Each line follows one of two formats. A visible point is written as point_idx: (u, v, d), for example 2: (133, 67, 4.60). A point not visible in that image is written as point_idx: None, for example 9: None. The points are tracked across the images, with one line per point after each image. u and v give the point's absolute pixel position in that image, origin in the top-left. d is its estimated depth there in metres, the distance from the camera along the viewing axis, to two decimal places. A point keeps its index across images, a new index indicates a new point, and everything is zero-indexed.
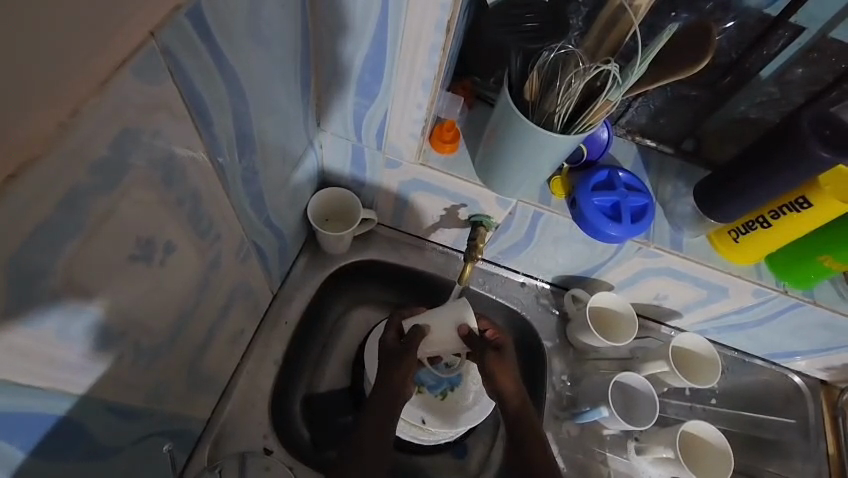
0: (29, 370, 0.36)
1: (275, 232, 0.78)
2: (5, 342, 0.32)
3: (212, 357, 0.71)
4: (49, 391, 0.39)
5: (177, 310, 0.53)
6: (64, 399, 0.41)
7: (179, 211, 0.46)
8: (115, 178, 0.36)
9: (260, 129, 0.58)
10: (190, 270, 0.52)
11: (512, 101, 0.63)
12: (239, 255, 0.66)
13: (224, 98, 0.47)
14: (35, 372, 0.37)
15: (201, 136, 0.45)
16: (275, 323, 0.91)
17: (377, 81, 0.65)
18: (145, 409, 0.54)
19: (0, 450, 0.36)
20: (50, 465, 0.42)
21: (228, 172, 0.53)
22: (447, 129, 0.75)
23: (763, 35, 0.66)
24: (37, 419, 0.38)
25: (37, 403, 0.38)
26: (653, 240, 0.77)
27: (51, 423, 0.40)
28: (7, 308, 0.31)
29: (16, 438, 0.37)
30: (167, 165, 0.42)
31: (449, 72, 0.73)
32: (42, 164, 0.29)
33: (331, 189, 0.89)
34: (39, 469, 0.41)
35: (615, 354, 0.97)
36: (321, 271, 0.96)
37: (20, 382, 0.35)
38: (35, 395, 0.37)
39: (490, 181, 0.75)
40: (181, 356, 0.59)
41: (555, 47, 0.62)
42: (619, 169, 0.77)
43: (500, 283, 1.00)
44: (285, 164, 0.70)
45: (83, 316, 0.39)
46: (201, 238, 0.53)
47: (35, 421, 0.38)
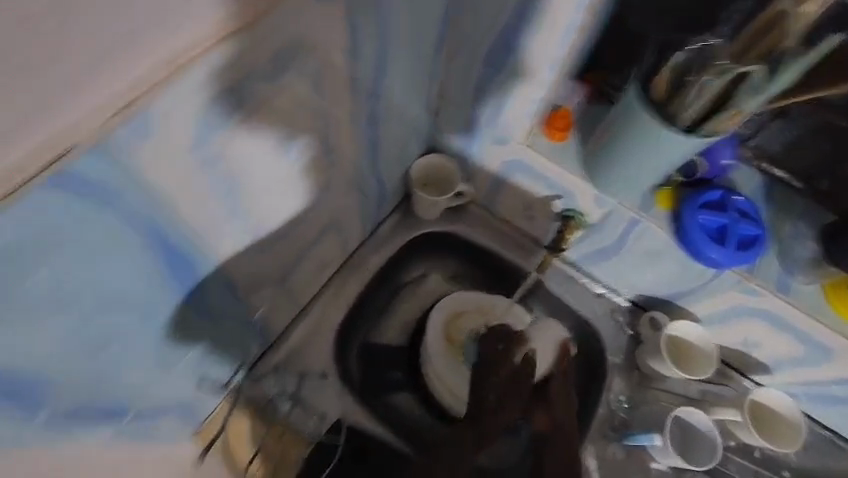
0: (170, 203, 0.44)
1: (379, 181, 0.84)
2: (151, 172, 0.40)
3: (299, 275, 0.79)
4: (177, 227, 0.47)
5: (286, 215, 0.60)
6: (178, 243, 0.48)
7: (312, 125, 0.53)
8: (276, 76, 0.43)
9: (390, 75, 0.63)
10: (307, 182, 0.60)
11: (637, 94, 0.62)
12: (346, 188, 0.73)
13: (373, 35, 0.53)
14: (174, 211, 0.45)
15: (346, 63, 0.52)
16: (357, 267, 0.97)
17: (506, 56, 0.68)
18: (243, 293, 0.63)
19: (117, 268, 0.44)
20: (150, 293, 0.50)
21: (358, 106, 0.60)
22: (561, 117, 0.77)
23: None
24: (148, 251, 0.46)
25: (156, 236, 0.45)
26: (757, 275, 0.73)
27: (192, 263, 0.52)
28: (155, 146, 0.39)
29: (130, 259, 0.45)
30: (315, 80, 0.48)
31: (578, 62, 0.74)
32: None
33: (436, 157, 0.94)
34: (149, 292, 0.50)
35: (683, 391, 0.91)
36: (406, 231, 1.01)
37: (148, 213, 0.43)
38: (157, 228, 0.45)
39: (593, 176, 0.75)
40: (278, 259, 0.67)
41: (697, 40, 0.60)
42: (736, 192, 0.73)
43: (575, 288, 0.98)
44: (402, 119, 0.76)
45: (225, 182, 0.48)
46: (322, 158, 0.60)
47: (147, 250, 0.46)
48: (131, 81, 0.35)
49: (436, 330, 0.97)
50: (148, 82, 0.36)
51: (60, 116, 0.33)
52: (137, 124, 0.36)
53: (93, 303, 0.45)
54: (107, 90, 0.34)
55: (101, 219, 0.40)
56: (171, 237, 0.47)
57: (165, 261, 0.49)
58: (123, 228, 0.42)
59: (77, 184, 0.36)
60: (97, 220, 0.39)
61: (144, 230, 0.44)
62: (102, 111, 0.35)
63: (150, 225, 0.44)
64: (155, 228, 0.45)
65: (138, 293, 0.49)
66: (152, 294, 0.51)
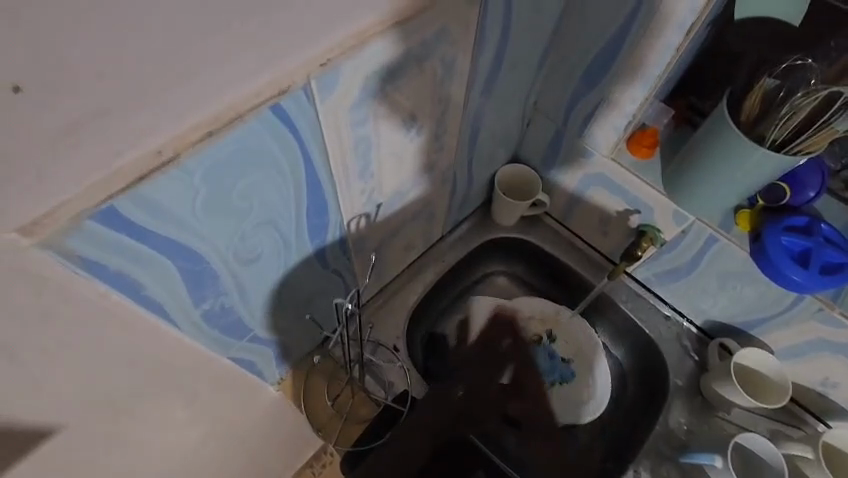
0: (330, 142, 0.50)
1: (469, 178, 0.93)
2: (326, 112, 0.46)
3: (389, 252, 0.88)
4: (325, 164, 0.52)
5: (397, 187, 0.70)
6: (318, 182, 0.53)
7: (435, 110, 0.63)
8: (424, 59, 0.53)
9: (501, 78, 0.72)
10: (419, 161, 0.70)
11: (728, 112, 0.67)
12: (443, 177, 0.82)
13: (496, 40, 0.63)
14: (325, 151, 0.50)
15: (472, 60, 0.62)
16: (436, 258, 1.04)
17: (605, 72, 0.75)
18: (349, 252, 0.73)
19: (265, 202, 0.49)
20: (282, 231, 0.54)
21: (470, 102, 0.70)
22: (648, 136, 0.81)
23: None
24: (293, 188, 0.50)
25: (301, 175, 0.50)
26: (840, 304, 0.72)
27: (324, 216, 0.59)
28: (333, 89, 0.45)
29: (277, 194, 0.49)
30: (448, 69, 0.58)
31: (670, 85, 0.80)
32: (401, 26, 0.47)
33: (520, 166, 1.01)
34: (284, 230, 0.55)
35: (747, 425, 0.90)
36: (484, 233, 1.08)
37: (306, 147, 0.48)
38: (307, 166, 0.50)
39: (675, 190, 0.79)
40: (380, 228, 0.77)
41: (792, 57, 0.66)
42: (821, 220, 0.74)
43: (643, 306, 1.00)
44: (500, 123, 0.85)
45: (366, 144, 0.56)
46: (434, 142, 0.69)
47: (290, 188, 0.50)
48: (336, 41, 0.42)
49: (501, 327, 1.02)
50: (342, 49, 0.43)
51: (291, 60, 0.40)
52: (332, 75, 0.44)
53: (257, 235, 0.52)
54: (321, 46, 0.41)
55: (287, 157, 0.47)
56: (320, 185, 0.54)
57: (310, 207, 0.56)
58: (297, 169, 0.49)
59: (285, 119, 0.43)
60: (286, 157, 0.46)
61: (307, 176, 0.51)
62: (313, 63, 0.42)
63: (313, 170, 0.51)
64: (314, 174, 0.52)
65: (287, 234, 0.56)
66: (292, 239, 0.57)
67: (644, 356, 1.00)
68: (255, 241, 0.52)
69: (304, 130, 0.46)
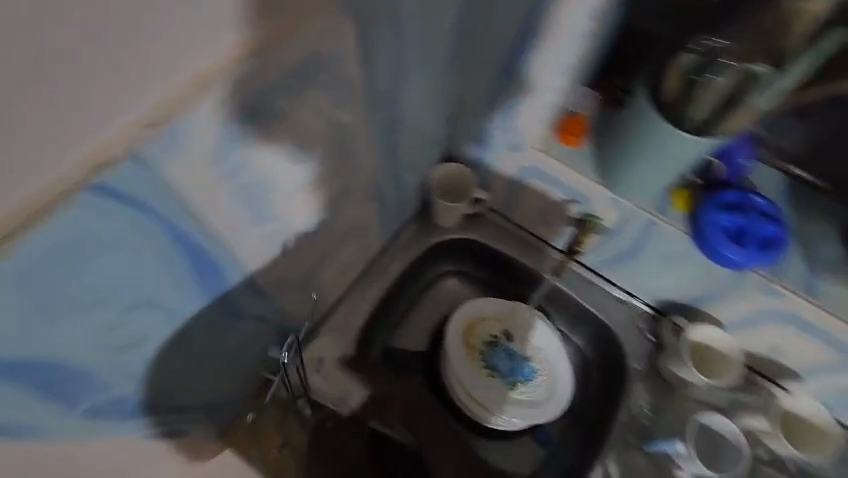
0: (206, 200, 0.46)
1: (397, 187, 0.87)
2: (182, 170, 0.42)
3: (322, 280, 0.82)
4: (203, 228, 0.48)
5: (309, 219, 0.64)
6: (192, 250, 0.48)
7: (331, 132, 0.56)
8: (297, 86, 0.46)
9: (406, 85, 0.66)
10: (328, 187, 0.63)
11: (648, 97, 0.63)
12: (365, 194, 0.76)
13: (387, 47, 0.56)
14: (203, 211, 0.46)
15: (362, 73, 0.55)
16: (377, 272, 0.99)
17: (518, 63, 0.70)
18: (267, 294, 0.66)
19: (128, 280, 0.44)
20: (165, 305, 0.50)
21: (375, 116, 0.64)
22: (576, 123, 0.78)
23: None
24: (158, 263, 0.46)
25: (167, 246, 0.45)
26: (779, 275, 0.71)
27: (220, 272, 0.54)
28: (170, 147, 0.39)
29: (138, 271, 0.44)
30: (333, 89, 0.52)
31: (590, 67, 0.75)
32: None
33: (453, 165, 0.96)
34: (166, 303, 0.50)
35: (708, 399, 0.89)
36: (427, 239, 1.03)
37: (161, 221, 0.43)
38: (172, 235, 0.45)
39: (608, 179, 0.76)
40: (301, 262, 0.70)
41: (702, 38, 0.63)
42: (755, 193, 0.72)
43: (596, 293, 0.97)
44: (420, 126, 0.78)
45: (250, 188, 0.50)
46: (341, 164, 0.63)
47: (155, 263, 0.45)
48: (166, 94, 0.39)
49: (456, 333, 0.97)
50: (175, 100, 0.39)
51: (111, 125, 0.37)
52: (172, 131, 0.39)
53: (130, 312, 0.47)
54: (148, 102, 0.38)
55: (136, 228, 0.42)
56: (200, 245, 0.49)
57: (194, 270, 0.50)
58: (157, 237, 0.44)
59: (114, 193, 0.38)
60: (135, 229, 0.42)
61: (175, 240, 0.46)
62: (141, 121, 0.38)
63: (181, 233, 0.46)
64: (184, 236, 0.46)
65: (172, 302, 0.50)
66: (182, 305, 0.52)
67: (603, 341, 0.97)
68: (129, 318, 0.47)
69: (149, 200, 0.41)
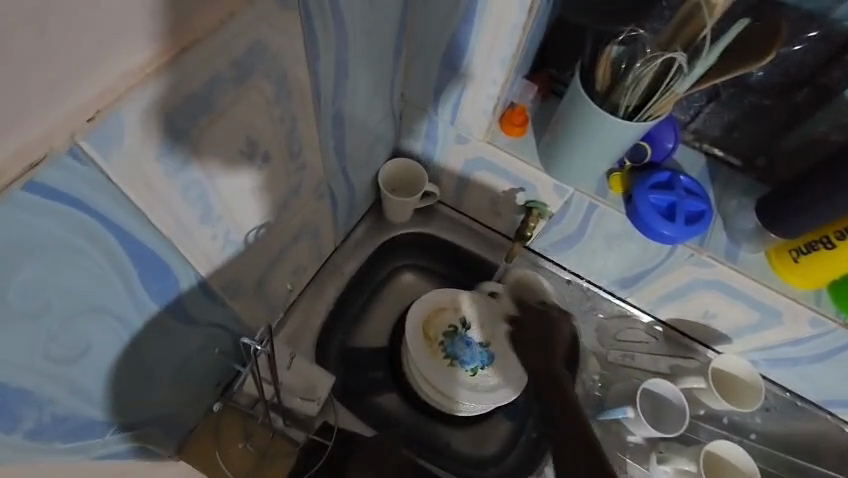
0: (149, 205, 0.44)
1: (348, 185, 0.86)
2: (120, 173, 0.39)
3: (277, 281, 0.81)
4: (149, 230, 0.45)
5: (262, 218, 0.63)
6: (136, 255, 0.46)
7: (279, 128, 0.55)
8: (240, 80, 0.45)
9: (353, 80, 0.66)
10: (279, 185, 0.62)
11: (582, 86, 0.67)
12: (316, 191, 0.76)
13: (331, 42, 0.56)
14: (150, 212, 0.44)
15: (307, 68, 0.55)
16: (331, 273, 0.99)
17: (460, 57, 0.72)
18: (220, 299, 0.64)
19: (65, 289, 0.41)
20: (106, 313, 0.47)
21: (321, 111, 0.63)
22: (518, 114, 0.81)
23: (837, 52, 0.67)
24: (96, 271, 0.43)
25: (107, 251, 0.43)
26: (707, 247, 0.78)
27: (169, 278, 0.52)
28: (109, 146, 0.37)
29: (77, 280, 0.42)
30: (280, 84, 0.51)
31: (527, 60, 0.78)
32: (195, 51, 0.39)
33: (402, 160, 0.97)
34: (107, 311, 0.47)
35: (652, 367, 0.98)
36: (381, 234, 1.04)
37: (100, 225, 0.41)
38: (113, 239, 0.43)
39: (550, 166, 0.80)
40: (253, 265, 0.69)
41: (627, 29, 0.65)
42: (681, 173, 0.78)
43: (546, 276, 1.02)
44: (367, 121, 0.79)
45: (198, 189, 0.48)
46: (291, 160, 0.62)
47: (96, 268, 0.43)
48: (105, 86, 0.35)
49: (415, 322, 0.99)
50: (111, 93, 0.35)
51: (36, 123, 0.32)
52: (106, 129, 0.36)
53: (74, 326, 0.44)
54: (82, 95, 0.34)
55: (80, 235, 0.40)
56: (147, 251, 0.47)
57: (143, 276, 0.48)
58: (102, 242, 0.42)
59: (49, 194, 0.35)
60: (78, 237, 0.39)
61: (122, 245, 0.44)
62: (75, 118, 0.34)
63: (127, 239, 0.44)
64: (131, 242, 0.45)
65: (122, 311, 0.48)
66: (131, 315, 0.50)
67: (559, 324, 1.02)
68: (74, 332, 0.45)
69: (91, 203, 0.39)
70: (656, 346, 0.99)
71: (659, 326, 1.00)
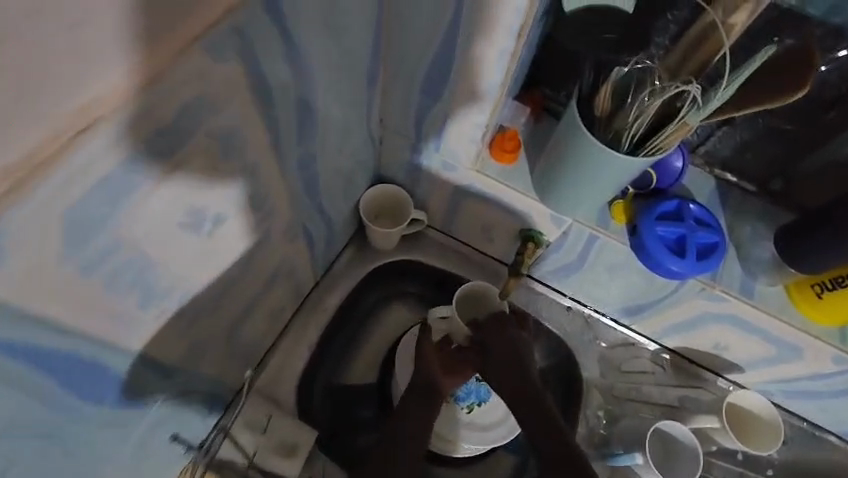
0: (66, 303, 0.37)
1: (326, 220, 0.79)
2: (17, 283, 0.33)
3: (251, 331, 0.74)
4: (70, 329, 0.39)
5: (222, 278, 0.55)
6: (57, 360, 0.39)
7: (232, 188, 0.48)
8: (171, 149, 0.38)
9: (321, 117, 0.59)
10: (240, 243, 0.55)
11: (579, 115, 0.59)
12: (289, 235, 0.68)
13: (288, 84, 0.48)
14: (69, 311, 0.38)
15: (260, 118, 0.47)
16: (314, 309, 0.93)
17: (442, 84, 0.64)
18: (179, 370, 0.58)
19: None
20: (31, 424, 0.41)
21: (285, 157, 0.55)
22: (508, 139, 0.73)
23: None
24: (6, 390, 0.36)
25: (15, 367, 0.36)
26: (720, 281, 0.71)
27: (105, 372, 0.45)
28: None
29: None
30: (226, 142, 0.44)
31: (518, 81, 0.71)
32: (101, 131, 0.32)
33: (387, 186, 0.90)
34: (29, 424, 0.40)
35: (661, 399, 0.91)
36: (366, 264, 0.98)
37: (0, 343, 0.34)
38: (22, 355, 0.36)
39: (546, 197, 0.72)
40: (219, 325, 0.62)
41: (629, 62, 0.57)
42: (690, 200, 0.71)
43: (545, 304, 0.95)
44: (341, 154, 0.71)
45: (133, 272, 0.41)
46: (252, 215, 0.55)
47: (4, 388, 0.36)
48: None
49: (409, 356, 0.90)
50: None
51: None
52: None
53: None
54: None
55: None
56: (70, 353, 0.40)
57: (68, 379, 0.42)
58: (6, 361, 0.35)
59: None
60: None
61: (34, 360, 0.37)
62: None
63: (40, 349, 0.37)
64: (47, 349, 0.38)
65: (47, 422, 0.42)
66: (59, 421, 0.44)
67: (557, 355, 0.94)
68: None
69: None
70: (664, 376, 0.92)
71: (666, 354, 0.93)
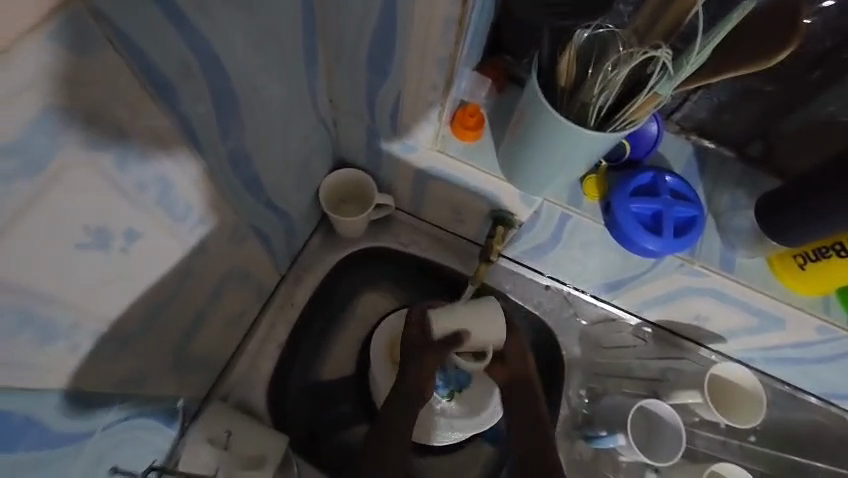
0: None
1: (279, 214, 0.73)
2: None
3: (206, 339, 0.69)
4: None
5: (151, 295, 0.50)
6: None
7: (141, 198, 0.42)
8: (39, 166, 0.32)
9: (249, 104, 0.52)
10: (168, 256, 0.49)
11: (541, 89, 0.53)
12: (234, 237, 0.63)
13: (197, 74, 0.42)
14: None
15: (165, 116, 0.40)
16: (282, 305, 0.88)
17: (389, 58, 0.57)
18: (118, 395, 0.53)
19: None
20: None
21: (210, 156, 0.49)
22: (470, 114, 0.66)
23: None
24: None
25: None
26: (698, 257, 0.67)
27: (11, 418, 0.40)
28: None
29: None
30: (121, 149, 0.37)
31: (477, 48, 0.64)
32: None
33: (347, 171, 0.84)
34: None
35: (643, 374, 0.89)
36: (334, 251, 0.91)
37: None
38: None
39: (513, 177, 0.66)
40: (161, 343, 0.57)
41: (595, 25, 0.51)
42: (666, 172, 0.66)
43: (522, 284, 0.91)
44: (286, 142, 0.65)
45: (18, 310, 0.36)
46: (178, 223, 0.48)
47: None
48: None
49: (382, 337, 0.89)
50: None
51: None
52: None
53: None
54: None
55: None
56: None
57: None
58: None
59: None
60: None
61: None
62: None
63: None
64: None
65: None
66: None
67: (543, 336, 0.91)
68: None
69: None
70: (645, 349, 0.90)
71: (648, 328, 0.90)
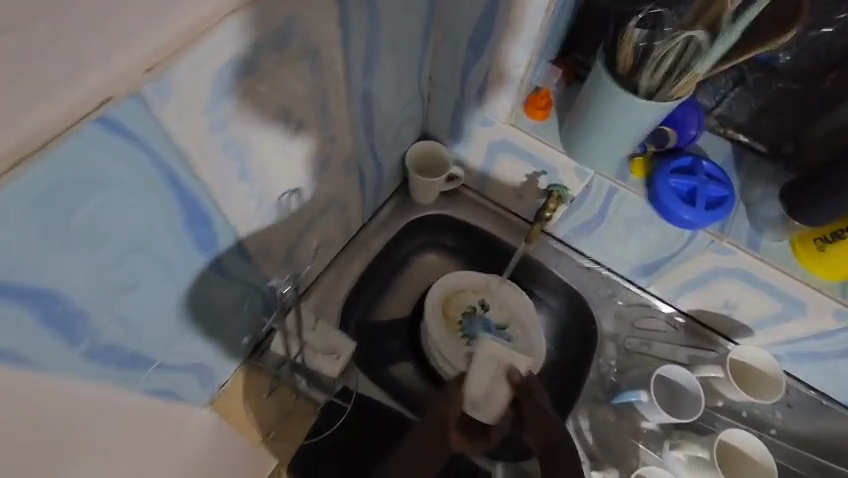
0: (198, 154, 0.48)
1: (376, 162, 0.91)
2: (182, 124, 0.44)
3: (307, 249, 0.85)
4: (200, 177, 0.50)
5: (293, 182, 0.67)
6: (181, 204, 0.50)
7: (311, 98, 0.60)
8: (280, 45, 0.50)
9: (383, 58, 0.71)
10: (310, 155, 0.67)
11: (605, 68, 0.69)
12: (346, 167, 0.81)
13: (363, 20, 0.61)
14: (203, 165, 0.50)
15: (339, 43, 0.59)
16: (359, 248, 1.02)
17: (487, 39, 0.75)
18: (255, 259, 0.70)
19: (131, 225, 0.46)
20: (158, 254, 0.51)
21: (352, 85, 0.68)
22: (542, 97, 0.83)
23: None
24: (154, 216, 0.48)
25: (164, 195, 0.48)
26: (728, 233, 0.78)
27: (205, 228, 0.56)
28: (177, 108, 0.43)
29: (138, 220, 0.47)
30: (313, 55, 0.56)
31: (553, 45, 0.81)
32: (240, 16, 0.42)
33: (429, 142, 1.00)
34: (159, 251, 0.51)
35: (670, 356, 0.98)
36: (405, 215, 1.06)
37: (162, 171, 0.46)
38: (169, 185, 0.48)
39: (572, 149, 0.81)
40: (285, 230, 0.73)
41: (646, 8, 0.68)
42: (704, 158, 0.79)
43: (566, 262, 1.03)
44: (395, 101, 0.83)
45: (237, 147, 0.52)
46: (323, 130, 0.67)
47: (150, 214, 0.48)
48: (173, 34, 0.39)
49: (436, 291, 1.02)
50: (168, 48, 0.39)
51: (112, 65, 0.35)
52: (161, 83, 0.40)
53: (126, 264, 0.49)
54: (154, 41, 0.38)
55: (142, 178, 0.44)
56: (189, 196, 0.51)
57: (187, 223, 0.53)
58: (156, 185, 0.46)
59: (116, 130, 0.39)
60: (140, 179, 0.44)
61: (169, 188, 0.48)
62: (136, 69, 0.37)
63: (177, 185, 0.48)
64: (179, 189, 0.49)
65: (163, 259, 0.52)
66: (175, 261, 0.55)
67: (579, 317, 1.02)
68: (126, 269, 0.49)
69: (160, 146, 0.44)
70: (674, 335, 0.98)
71: (680, 317, 0.99)
